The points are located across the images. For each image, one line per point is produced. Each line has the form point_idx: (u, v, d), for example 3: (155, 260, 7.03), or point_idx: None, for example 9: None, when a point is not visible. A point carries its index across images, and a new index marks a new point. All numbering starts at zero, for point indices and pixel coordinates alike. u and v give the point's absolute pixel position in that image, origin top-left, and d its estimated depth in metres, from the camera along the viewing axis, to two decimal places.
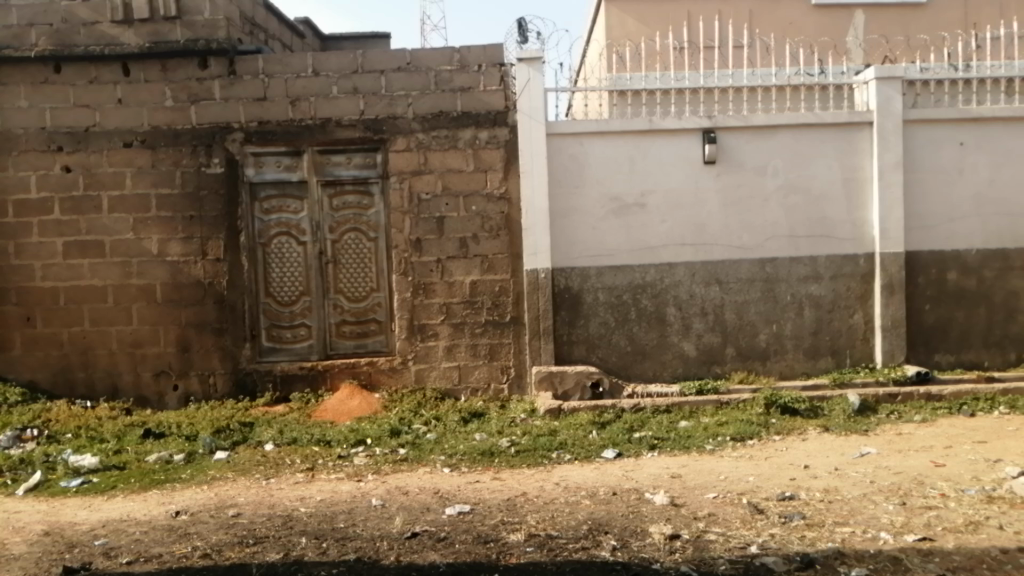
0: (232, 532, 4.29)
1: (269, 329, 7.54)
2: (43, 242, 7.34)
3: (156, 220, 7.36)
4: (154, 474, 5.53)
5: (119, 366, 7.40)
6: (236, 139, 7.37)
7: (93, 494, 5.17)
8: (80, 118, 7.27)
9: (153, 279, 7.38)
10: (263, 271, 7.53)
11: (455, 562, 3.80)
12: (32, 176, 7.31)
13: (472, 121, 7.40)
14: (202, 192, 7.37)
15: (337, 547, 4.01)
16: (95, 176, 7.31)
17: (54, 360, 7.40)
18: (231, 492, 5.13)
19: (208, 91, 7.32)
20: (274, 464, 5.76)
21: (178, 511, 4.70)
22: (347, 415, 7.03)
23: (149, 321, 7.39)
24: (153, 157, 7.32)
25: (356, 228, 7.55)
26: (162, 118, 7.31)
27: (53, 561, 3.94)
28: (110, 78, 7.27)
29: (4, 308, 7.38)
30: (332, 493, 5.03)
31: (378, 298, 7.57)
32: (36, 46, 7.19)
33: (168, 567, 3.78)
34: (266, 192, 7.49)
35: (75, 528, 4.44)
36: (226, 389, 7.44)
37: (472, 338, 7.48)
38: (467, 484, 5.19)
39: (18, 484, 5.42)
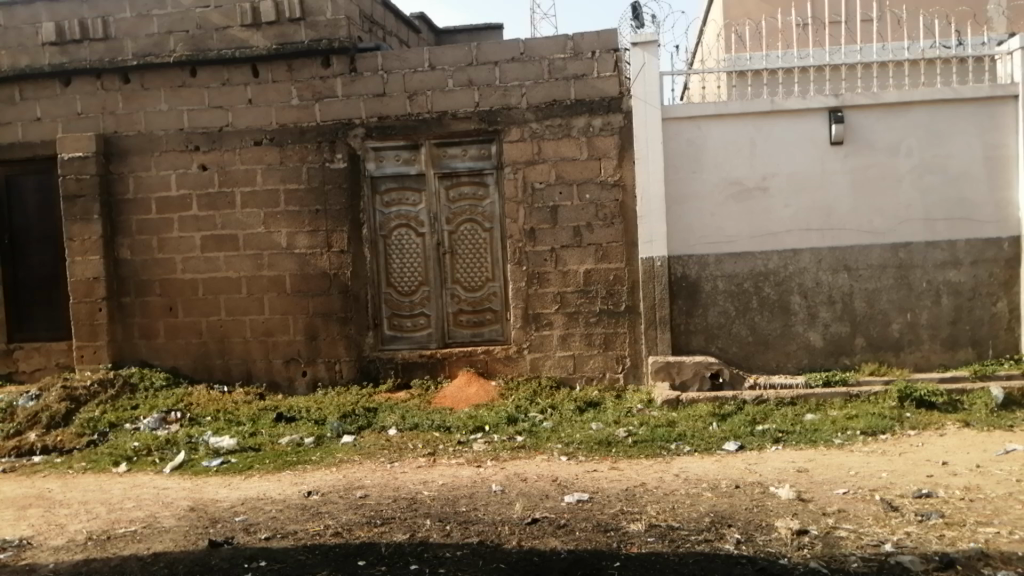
0: (361, 512, 4.45)
1: (391, 318, 7.77)
2: (182, 236, 7.82)
3: (285, 214, 7.70)
4: (287, 456, 5.82)
5: (253, 353, 7.81)
6: (358, 134, 7.61)
7: (232, 473, 5.49)
8: (215, 118, 7.69)
9: (283, 271, 7.73)
10: (384, 262, 7.75)
11: (576, 549, 3.80)
12: (172, 175, 7.79)
13: (586, 108, 7.36)
14: (327, 186, 7.65)
15: (459, 530, 4.10)
16: (229, 173, 7.72)
17: (194, 347, 7.88)
18: (358, 474, 5.33)
19: (331, 89, 7.59)
20: (397, 448, 5.94)
21: (310, 491, 4.92)
22: (465, 403, 7.15)
23: (279, 311, 7.76)
24: (282, 154, 7.66)
25: (472, 219, 7.66)
26: (289, 117, 7.64)
27: (200, 534, 4.19)
28: (241, 79, 7.65)
29: (149, 299, 7.92)
30: (453, 478, 5.14)
31: (495, 288, 7.67)
32: (174, 52, 7.65)
33: (301, 543, 3.95)
34: (386, 185, 7.70)
35: (217, 505, 4.72)
36: (351, 375, 7.73)
37: (587, 327, 7.46)
38: (585, 473, 5.19)
39: (164, 463, 5.82)
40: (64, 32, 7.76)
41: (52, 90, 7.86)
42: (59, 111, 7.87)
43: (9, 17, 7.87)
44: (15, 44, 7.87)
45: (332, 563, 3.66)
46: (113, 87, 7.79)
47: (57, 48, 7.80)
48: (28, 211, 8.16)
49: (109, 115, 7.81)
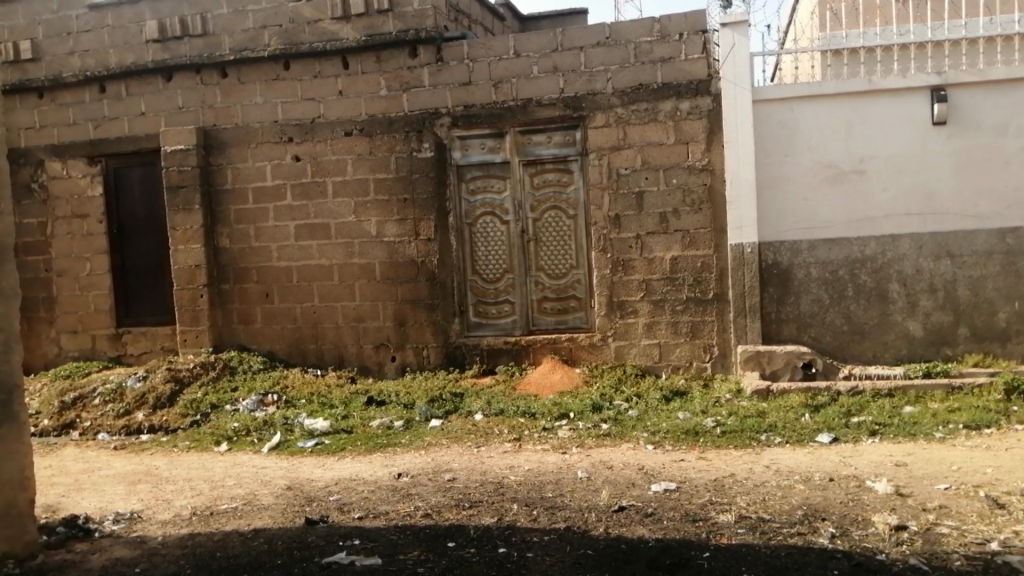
0: (449, 495, 4.54)
1: (476, 305, 7.85)
2: (278, 225, 8.09)
3: (374, 203, 7.87)
4: (377, 438, 5.97)
5: (344, 338, 8.03)
6: (444, 123, 7.70)
7: (326, 454, 5.67)
8: (307, 110, 7.91)
9: (372, 258, 7.91)
10: (470, 249, 7.83)
11: (664, 538, 3.78)
12: (267, 166, 8.06)
13: (674, 92, 7.24)
14: (414, 175, 7.77)
15: (546, 515, 4.12)
16: (321, 163, 7.93)
17: (289, 333, 8.16)
18: (446, 458, 5.43)
19: (418, 79, 7.70)
20: (484, 433, 6.02)
21: (400, 474, 5.04)
22: (549, 389, 7.16)
23: (369, 298, 7.95)
24: (371, 144, 7.82)
25: (557, 206, 7.65)
26: (377, 107, 7.78)
27: (297, 512, 4.34)
28: (331, 72, 7.84)
29: (247, 286, 8.23)
30: (539, 464, 5.18)
31: (579, 275, 7.65)
32: (268, 46, 7.89)
33: (393, 524, 4.05)
34: (471, 173, 7.78)
35: (312, 484, 4.89)
36: (437, 361, 7.86)
37: (674, 315, 7.37)
38: (673, 462, 5.14)
39: (263, 443, 6.06)
40: (166, 30, 8.11)
41: (155, 86, 8.24)
42: (162, 106, 8.24)
43: (116, 17, 8.28)
44: (121, 43, 8.26)
45: (422, 544, 3.74)
46: (212, 81, 8.10)
47: (160, 45, 8.15)
48: (135, 202, 8.58)
49: (208, 108, 8.13)
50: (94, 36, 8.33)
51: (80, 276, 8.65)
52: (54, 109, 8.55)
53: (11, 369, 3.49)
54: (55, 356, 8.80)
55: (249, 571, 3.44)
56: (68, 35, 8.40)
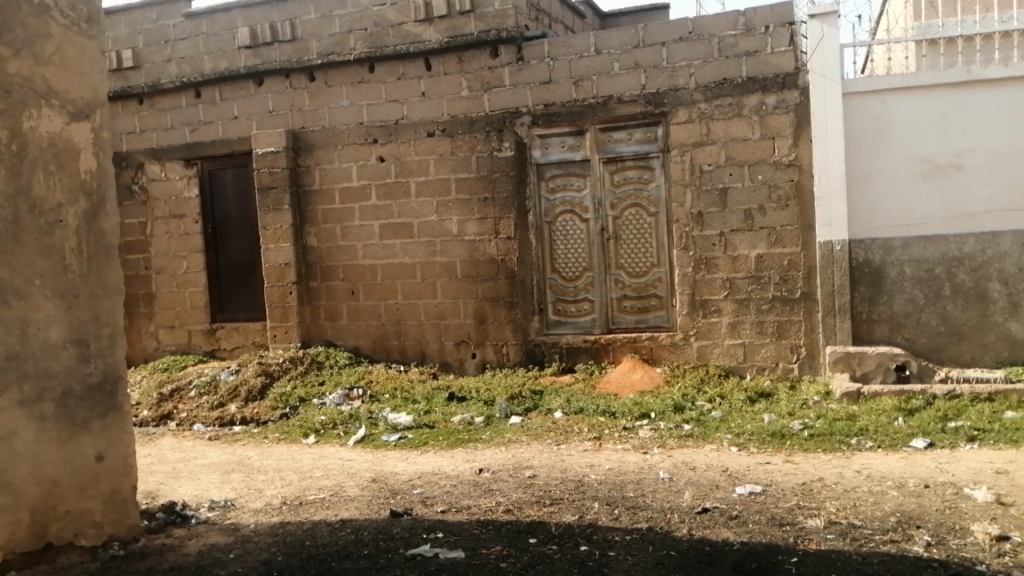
0: (531, 491, 4.56)
1: (555, 303, 7.86)
2: (363, 224, 8.28)
3: (456, 201, 7.97)
4: (459, 434, 6.05)
5: (426, 335, 8.16)
6: (524, 122, 7.74)
7: (409, 448, 5.78)
8: (391, 112, 8.06)
9: (454, 256, 8.01)
10: (550, 248, 7.85)
11: (750, 542, 3.70)
12: (353, 167, 8.26)
13: (759, 86, 7.08)
14: (495, 174, 7.84)
15: (628, 515, 4.10)
16: (404, 164, 8.08)
17: (373, 329, 8.35)
18: (526, 455, 5.45)
19: (499, 79, 7.75)
20: (564, 431, 6.02)
21: (482, 469, 5.10)
22: (630, 388, 7.11)
23: (450, 295, 8.05)
24: (452, 144, 7.92)
25: (637, 204, 7.59)
26: (459, 107, 7.87)
27: (382, 504, 4.43)
28: (415, 73, 7.97)
29: (333, 283, 8.46)
30: (620, 463, 5.15)
31: (660, 274, 7.57)
32: (354, 50, 8.08)
33: (475, 518, 4.09)
34: (551, 172, 7.78)
35: (396, 477, 4.99)
36: (517, 358, 7.91)
37: (759, 314, 7.22)
38: (758, 465, 5.03)
39: (348, 436, 6.22)
40: (257, 36, 8.40)
41: (247, 90, 8.54)
42: (254, 110, 8.53)
43: (210, 25, 8.61)
44: (215, 49, 8.59)
45: (504, 539, 3.76)
46: (300, 85, 8.34)
47: (251, 51, 8.44)
48: (228, 202, 8.92)
49: (297, 111, 8.38)
50: (190, 44, 8.69)
51: (177, 273, 9.05)
52: (153, 114, 8.97)
53: (116, 361, 3.67)
54: (154, 350, 9.24)
55: (337, 560, 3.53)
56: (166, 43, 8.78)
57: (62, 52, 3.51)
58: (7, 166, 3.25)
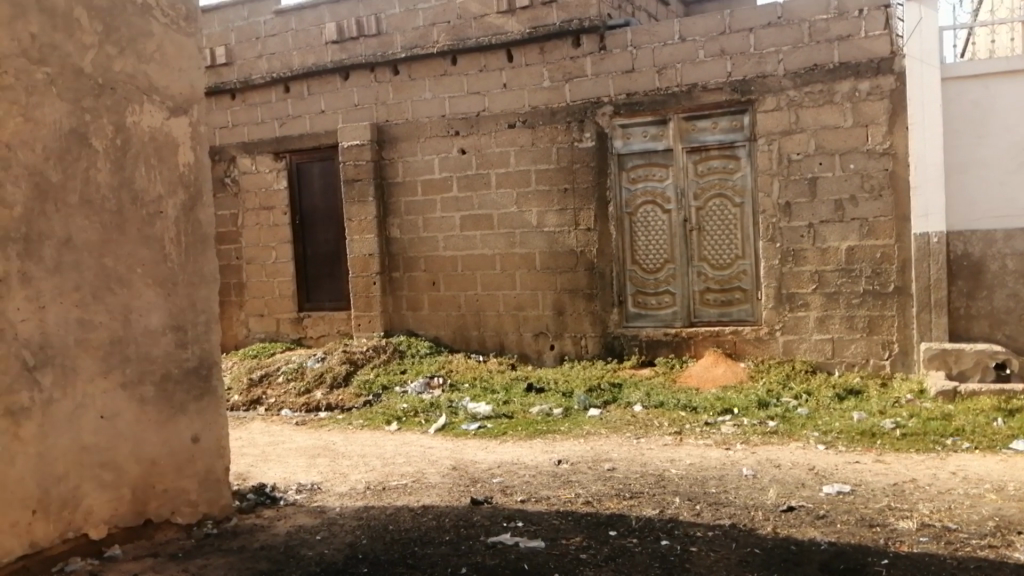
0: (610, 484, 4.54)
1: (636, 296, 7.78)
2: (444, 216, 8.38)
3: (536, 193, 7.97)
4: (538, 425, 6.08)
5: (506, 326, 8.21)
6: (606, 112, 7.67)
7: (489, 438, 5.83)
8: (473, 104, 8.12)
9: (534, 248, 8.03)
10: (630, 239, 7.77)
11: (838, 542, 3.60)
12: (435, 159, 8.36)
13: (852, 72, 6.83)
14: (575, 165, 7.81)
15: (710, 511, 4.04)
16: (485, 155, 8.13)
17: (453, 319, 8.45)
18: (606, 447, 5.43)
19: (581, 69, 7.71)
20: (644, 425, 5.97)
21: (560, 460, 5.10)
22: (712, 382, 6.99)
23: (530, 287, 8.08)
24: (533, 135, 7.92)
25: (722, 194, 7.42)
26: (540, 98, 7.87)
27: (463, 492, 4.49)
28: (497, 65, 8.00)
29: (415, 274, 8.60)
30: (701, 458, 5.08)
31: (745, 266, 7.40)
32: (437, 43, 8.16)
33: (554, 509, 4.11)
34: (633, 162, 7.70)
35: (476, 466, 5.05)
36: (597, 350, 7.88)
37: (849, 309, 7.00)
38: (846, 464, 4.88)
39: (429, 424, 6.33)
40: (344, 31, 8.57)
41: (334, 84, 8.74)
42: (340, 103, 8.73)
43: (299, 21, 8.85)
44: (303, 45, 8.82)
45: (584, 530, 3.76)
46: (385, 78, 8.48)
47: (338, 46, 8.63)
48: (314, 194, 9.15)
49: (381, 105, 8.53)
50: (280, 40, 8.94)
51: (266, 263, 9.36)
52: (245, 109, 9.28)
53: (211, 347, 3.84)
54: (244, 337, 9.58)
55: (420, 545, 3.59)
56: (257, 40, 9.07)
57: (163, 49, 3.66)
58: (112, 160, 3.41)
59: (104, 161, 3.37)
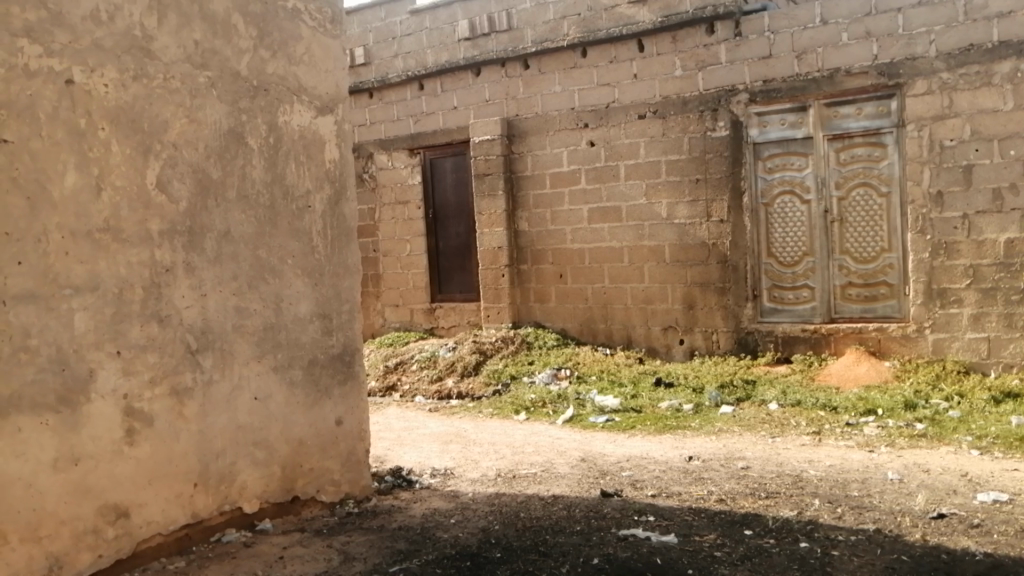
0: (744, 483, 4.43)
1: (771, 290, 7.53)
2: (572, 209, 8.40)
3: (667, 184, 7.85)
4: (667, 420, 6.00)
5: (634, 319, 8.15)
6: (741, 100, 7.45)
7: (617, 431, 5.81)
8: (603, 96, 8.08)
9: (663, 240, 7.91)
10: (766, 231, 7.52)
11: (996, 554, 3.35)
12: (564, 152, 8.38)
13: (1013, 51, 6.35)
14: (708, 155, 7.63)
15: (853, 514, 3.87)
16: (614, 147, 8.07)
17: (581, 312, 8.46)
18: (739, 445, 5.30)
19: (715, 56, 7.52)
20: (780, 424, 5.79)
21: (691, 457, 5.02)
22: (853, 380, 6.65)
23: (659, 280, 7.97)
24: (665, 126, 7.80)
25: (866, 183, 7.08)
26: (672, 88, 7.74)
27: (593, 483, 4.50)
28: (627, 55, 7.93)
29: (543, 267, 8.66)
30: (841, 460, 4.86)
31: (891, 259, 7.02)
32: (567, 36, 8.18)
33: (686, 505, 4.04)
34: (769, 151, 7.44)
35: (604, 459, 5.05)
36: (729, 346, 7.69)
37: (1008, 305, 6.54)
38: (1003, 471, 4.54)
39: (558, 415, 6.37)
40: (476, 27, 8.73)
41: (465, 80, 8.91)
42: (472, 99, 8.89)
43: (433, 19, 9.07)
44: (437, 43, 9.05)
45: (719, 528, 3.69)
46: (516, 73, 8.56)
47: (470, 42, 8.80)
48: (447, 188, 9.39)
49: (511, 99, 8.63)
50: (414, 39, 9.21)
51: (401, 256, 9.68)
52: (382, 107, 9.60)
53: (353, 335, 4.04)
54: (380, 326, 9.95)
55: (551, 534, 3.63)
56: (394, 39, 9.37)
57: (311, 51, 3.86)
58: (266, 157, 3.62)
59: (258, 158, 3.59)
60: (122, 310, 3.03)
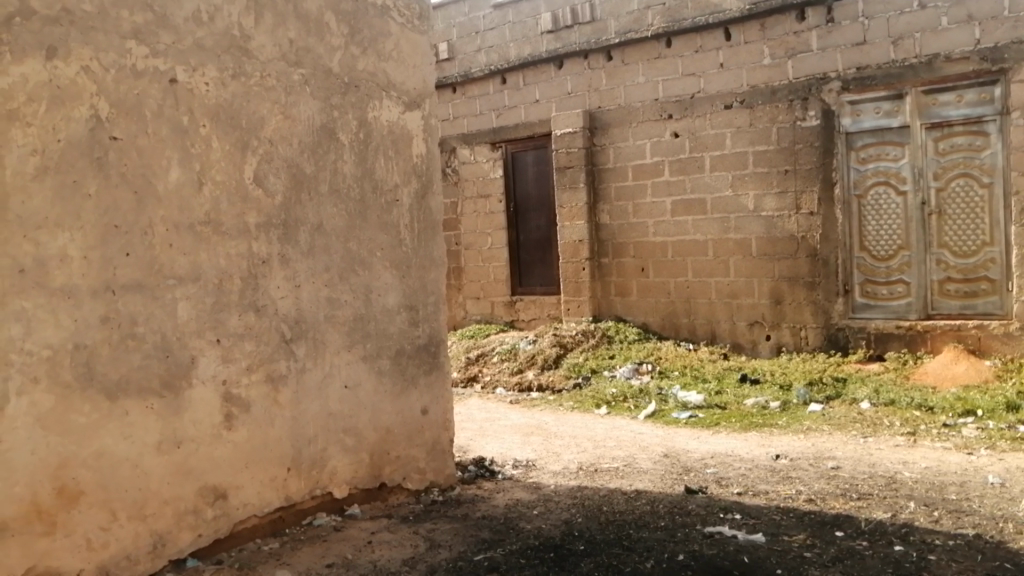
0: (835, 483, 4.31)
1: (864, 285, 7.28)
2: (655, 201, 8.30)
3: (754, 176, 7.67)
4: (753, 417, 5.88)
5: (719, 314, 8.01)
6: (833, 89, 7.21)
7: (700, 428, 5.72)
8: (688, 86, 7.95)
9: (749, 233, 7.75)
10: (858, 224, 7.27)
11: None
12: (647, 144, 8.29)
13: None
14: (798, 146, 7.42)
15: (950, 518, 3.71)
16: (699, 138, 7.94)
17: (663, 306, 8.37)
18: (829, 445, 5.15)
19: (805, 44, 7.31)
20: (872, 423, 5.60)
21: (779, 455, 4.91)
22: (951, 380, 6.37)
23: (745, 274, 7.81)
24: (752, 116, 7.63)
25: (967, 174, 6.78)
26: (760, 77, 7.56)
27: (676, 479, 4.45)
28: (713, 44, 7.77)
29: (624, 260, 8.60)
30: (938, 462, 4.67)
31: (993, 253, 6.73)
32: (651, 26, 8.07)
33: (774, 504, 3.96)
34: (863, 141, 7.18)
35: (688, 455, 4.99)
36: (818, 342, 7.48)
37: None
38: None
39: (640, 410, 6.32)
40: (559, 20, 8.71)
41: (548, 73, 8.91)
42: (554, 92, 8.88)
43: (515, 13, 9.07)
44: (520, 36, 9.06)
45: (808, 528, 3.60)
46: (599, 65, 8.51)
47: (553, 35, 8.79)
48: (529, 182, 9.41)
49: (594, 92, 8.58)
50: (497, 33, 9.24)
51: (482, 249, 9.77)
52: (465, 101, 9.69)
53: (439, 326, 4.11)
54: (461, 319, 10.06)
55: (635, 529, 3.61)
56: (477, 34, 9.42)
57: (399, 47, 3.94)
58: (356, 152, 3.71)
59: (349, 153, 3.68)
60: (222, 300, 3.16)
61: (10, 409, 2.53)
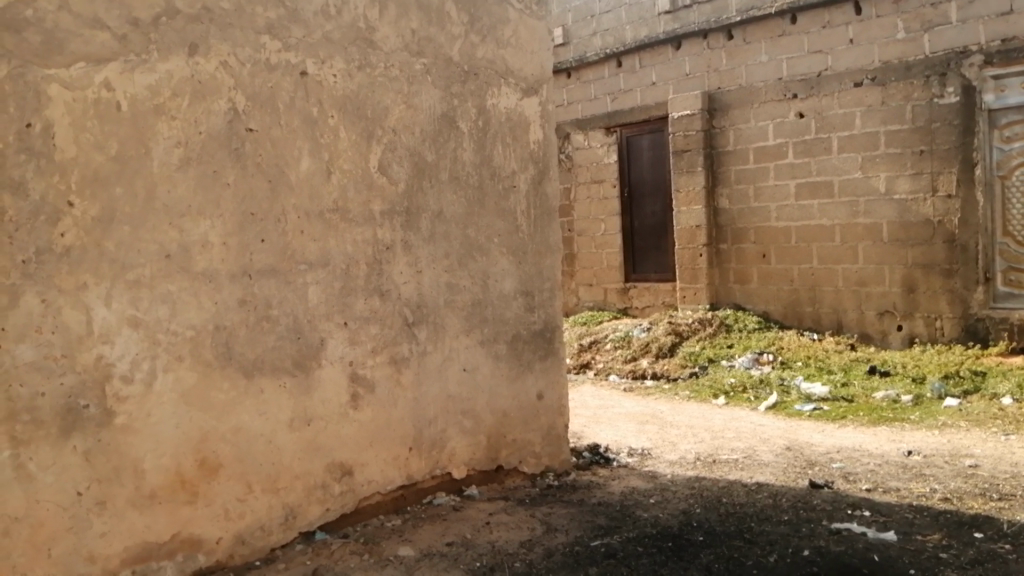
0: (974, 482, 4.06)
1: (1006, 272, 6.80)
2: (778, 185, 8.02)
3: (885, 157, 7.29)
4: (883, 411, 5.61)
5: (845, 303, 7.67)
6: (975, 63, 6.75)
7: (826, 421, 5.51)
8: (814, 64, 7.63)
9: (880, 218, 7.37)
10: (1001, 208, 6.79)
11: None
12: (769, 125, 8.01)
13: None
14: (934, 124, 6.99)
15: None
16: (826, 118, 7.61)
17: (785, 294, 8.10)
18: (966, 441, 4.86)
19: (944, 16, 6.89)
20: (1014, 420, 5.23)
21: (911, 451, 4.67)
22: None
23: (874, 260, 7.45)
24: (883, 94, 7.24)
25: None
26: (893, 53, 7.17)
27: (800, 473, 4.31)
28: (842, 19, 7.43)
29: (744, 246, 8.36)
30: None
31: None
32: (775, 2, 7.79)
33: (906, 502, 3.77)
34: (1008, 118, 6.67)
35: (812, 448, 4.82)
36: (955, 333, 7.06)
37: None
38: None
39: (760, 401, 6.15)
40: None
41: (665, 55, 8.74)
42: (671, 74, 8.70)
43: None
44: (636, 18, 8.95)
45: (944, 528, 3.42)
46: (718, 45, 8.28)
47: (671, 16, 8.62)
48: (644, 166, 9.27)
49: (713, 72, 8.36)
50: (614, 15, 9.17)
51: (596, 235, 9.72)
52: (580, 86, 9.65)
53: (555, 313, 4.13)
54: (575, 305, 10.05)
55: (757, 522, 3.53)
56: (593, 18, 9.38)
57: (518, 34, 3.96)
58: (475, 139, 3.76)
59: (469, 141, 3.73)
60: (349, 285, 3.27)
61: (158, 386, 2.71)
